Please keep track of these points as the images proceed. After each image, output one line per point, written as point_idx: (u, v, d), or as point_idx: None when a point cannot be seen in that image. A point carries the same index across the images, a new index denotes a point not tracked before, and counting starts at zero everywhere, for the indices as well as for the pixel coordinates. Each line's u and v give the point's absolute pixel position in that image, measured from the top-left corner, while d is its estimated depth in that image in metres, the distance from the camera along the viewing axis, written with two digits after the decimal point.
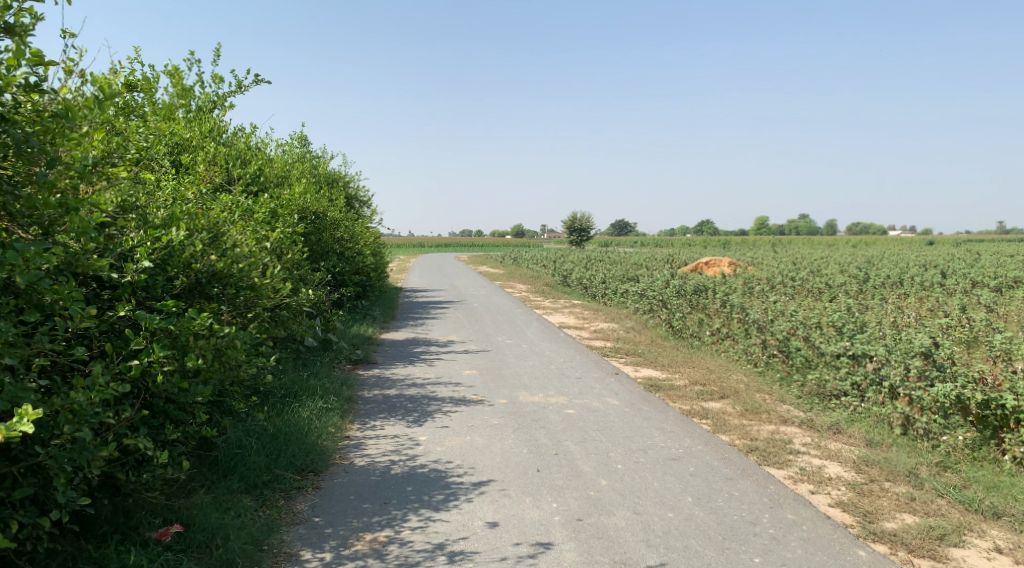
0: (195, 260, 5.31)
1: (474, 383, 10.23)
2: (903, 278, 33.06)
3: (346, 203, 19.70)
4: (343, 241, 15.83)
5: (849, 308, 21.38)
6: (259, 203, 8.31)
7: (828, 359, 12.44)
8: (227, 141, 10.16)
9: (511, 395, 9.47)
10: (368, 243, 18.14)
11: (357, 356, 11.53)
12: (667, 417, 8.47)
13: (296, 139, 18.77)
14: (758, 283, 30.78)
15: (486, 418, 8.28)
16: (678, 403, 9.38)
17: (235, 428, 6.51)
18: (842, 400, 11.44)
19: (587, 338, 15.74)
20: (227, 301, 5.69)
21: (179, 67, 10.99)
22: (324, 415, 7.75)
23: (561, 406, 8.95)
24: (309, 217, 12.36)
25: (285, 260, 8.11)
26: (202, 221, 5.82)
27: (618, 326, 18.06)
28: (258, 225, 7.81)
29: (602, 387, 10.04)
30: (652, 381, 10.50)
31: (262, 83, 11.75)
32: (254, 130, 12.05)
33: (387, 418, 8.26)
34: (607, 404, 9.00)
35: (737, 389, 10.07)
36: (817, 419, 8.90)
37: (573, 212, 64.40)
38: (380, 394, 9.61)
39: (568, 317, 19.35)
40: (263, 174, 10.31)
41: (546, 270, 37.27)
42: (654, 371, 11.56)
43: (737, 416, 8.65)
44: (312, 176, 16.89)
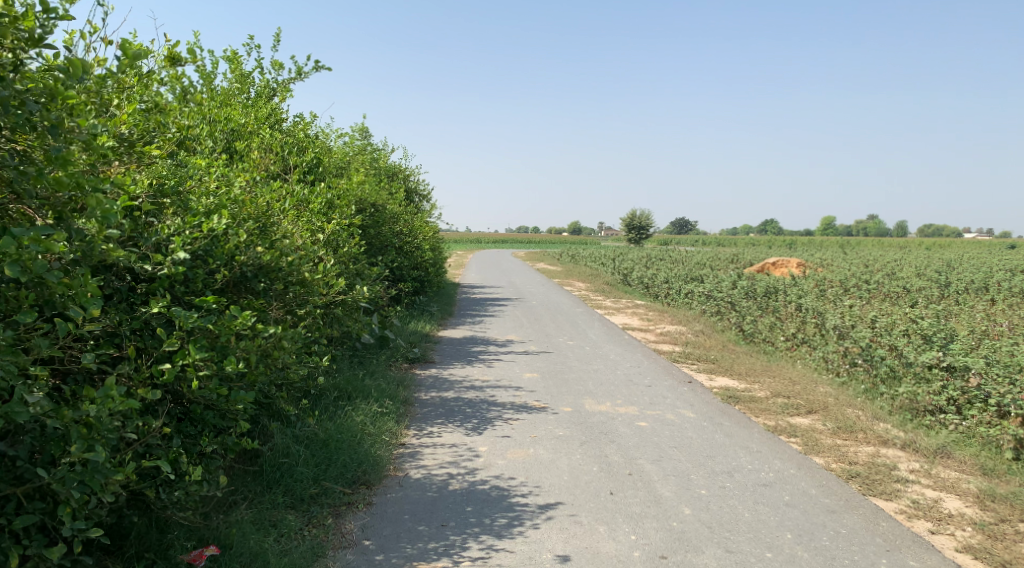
0: (240, 251, 4.80)
1: (537, 388, 9.59)
2: (987, 283, 31.21)
3: (406, 196, 19.27)
4: (402, 234, 15.37)
5: (934, 315, 20.05)
6: (315, 193, 7.81)
7: (921, 372, 11.43)
8: (284, 128, 9.73)
9: (577, 402, 8.81)
10: (427, 238, 17.66)
11: (414, 355, 11.01)
12: (750, 434, 7.69)
13: (356, 130, 18.43)
14: (830, 285, 29.35)
15: (551, 429, 7.63)
16: (761, 417, 8.58)
17: (283, 434, 6.01)
18: (939, 418, 10.46)
19: (654, 341, 14.95)
20: (277, 297, 5.18)
21: (238, 53, 10.63)
22: (378, 420, 7.21)
23: (632, 417, 8.24)
24: (368, 210, 11.89)
25: (342, 253, 7.58)
26: (250, 209, 5.32)
27: (685, 328, 17.22)
28: (314, 216, 7.33)
29: (675, 397, 9.29)
30: (730, 392, 9.70)
31: (323, 69, 11.32)
32: (314, 119, 11.66)
33: (444, 425, 7.68)
34: (683, 417, 8.26)
35: (825, 404, 9.22)
36: (920, 439, 8.02)
37: (632, 211, 63.31)
38: (437, 396, 9.05)
39: (632, 318, 18.55)
40: (321, 164, 9.85)
41: (606, 268, 36.40)
42: (730, 380, 10.75)
43: (829, 436, 7.81)
44: (372, 168, 16.48)
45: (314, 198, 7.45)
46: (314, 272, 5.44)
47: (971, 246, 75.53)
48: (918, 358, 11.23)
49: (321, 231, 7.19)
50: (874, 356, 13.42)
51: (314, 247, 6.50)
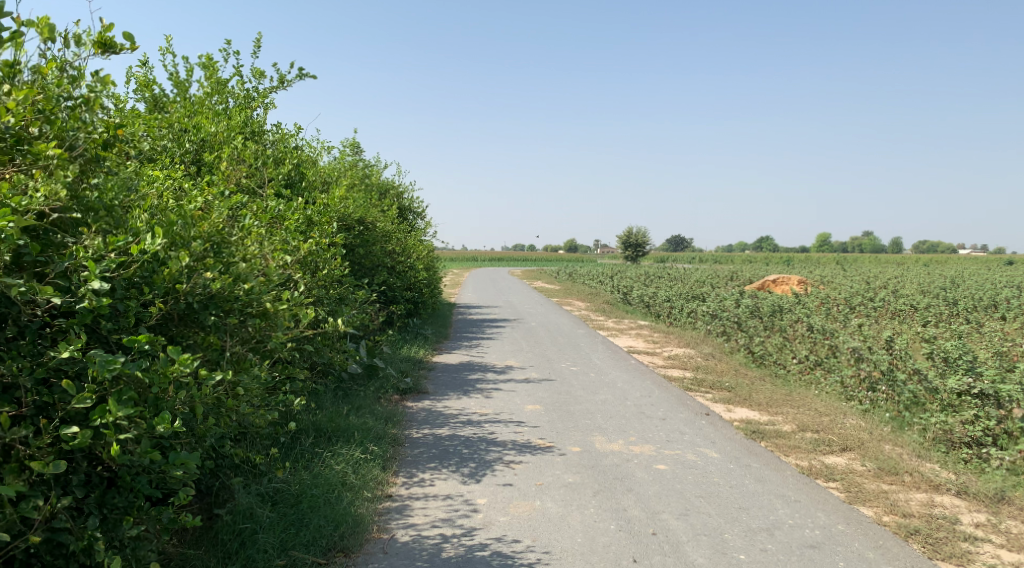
0: (183, 278, 3.92)
1: (540, 423, 8.67)
2: (995, 301, 30.42)
3: (398, 214, 18.43)
4: (393, 253, 14.51)
5: (950, 336, 19.21)
6: (292, 207, 6.94)
7: (952, 400, 10.57)
8: (262, 139, 8.90)
9: (586, 440, 7.90)
10: (420, 257, 16.80)
11: (405, 385, 10.09)
12: (785, 480, 6.80)
13: (346, 145, 17.61)
14: (835, 305, 28.53)
15: (559, 474, 6.73)
16: (792, 457, 7.69)
17: (246, 492, 5.11)
18: (979, 452, 9.57)
19: (662, 365, 14.07)
20: (231, 333, 4.27)
21: (215, 59, 9.82)
22: (361, 468, 6.30)
23: (649, 459, 7.33)
24: (355, 228, 11.05)
25: (314, 280, 6.67)
26: (202, 227, 4.45)
27: (692, 351, 16.35)
28: (288, 234, 6.47)
29: (693, 433, 8.39)
30: (753, 427, 8.81)
31: (307, 77, 10.51)
32: (298, 130, 10.85)
33: (437, 471, 6.77)
34: (706, 459, 7.35)
35: (860, 440, 8.33)
36: (973, 481, 7.15)
37: (628, 229, 62.59)
38: (430, 434, 8.13)
39: (636, 340, 17.67)
40: (303, 179, 9.02)
41: (604, 287, 35.55)
42: (750, 411, 9.86)
43: (873, 480, 6.92)
44: (363, 185, 15.64)
45: (286, 215, 6.56)
46: (281, 301, 4.51)
47: (969, 263, 74.97)
48: (949, 384, 10.37)
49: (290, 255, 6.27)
50: (897, 381, 12.55)
51: (283, 271, 5.61)
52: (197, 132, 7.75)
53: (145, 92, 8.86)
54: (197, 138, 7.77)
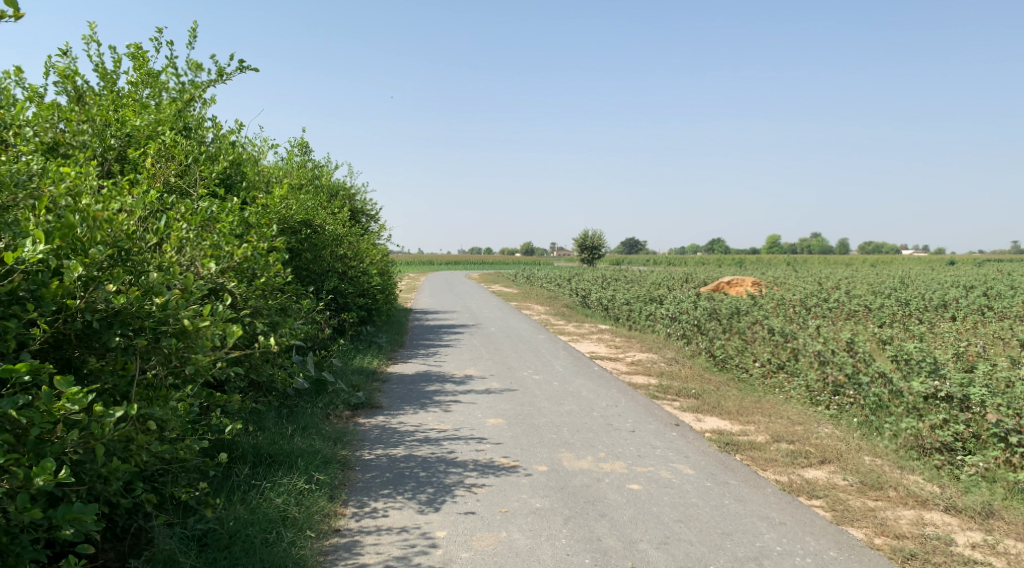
0: (77, 291, 3.42)
1: (503, 440, 8.10)
2: (945, 301, 30.84)
3: (350, 217, 17.71)
4: (344, 258, 13.82)
5: (908, 337, 19.18)
6: (226, 208, 6.29)
7: (920, 403, 10.31)
8: (197, 135, 8.20)
9: (552, 458, 7.37)
10: (374, 261, 16.11)
11: (357, 400, 9.44)
12: (767, 499, 6.35)
13: (295, 145, 16.86)
14: (791, 307, 28.59)
15: (525, 499, 6.20)
16: (769, 472, 7.27)
17: (168, 538, 4.47)
18: (952, 458, 9.30)
19: (625, 371, 13.62)
20: (142, 356, 3.70)
21: (144, 49, 9.06)
22: (304, 500, 5.65)
23: (620, 478, 6.82)
24: (301, 232, 10.39)
25: (245, 291, 6.03)
26: (110, 228, 3.83)
27: (654, 356, 15.94)
28: (219, 238, 5.82)
29: (665, 447, 7.91)
30: (727, 439, 8.37)
31: (248, 69, 9.81)
32: (238, 128, 10.16)
33: (390, 498, 6.17)
34: (681, 477, 6.88)
35: (837, 450, 7.95)
36: (958, 493, 6.81)
37: (584, 232, 62.55)
38: (384, 455, 7.51)
39: (598, 345, 17.22)
40: (242, 177, 8.36)
41: (562, 290, 35.18)
42: (721, 421, 9.44)
43: (858, 497, 6.51)
44: (312, 187, 14.90)
45: (220, 217, 5.92)
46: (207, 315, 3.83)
47: (914, 263, 76.74)
48: (917, 388, 10.12)
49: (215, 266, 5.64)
50: (862, 384, 12.29)
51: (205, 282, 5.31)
52: (121, 126, 7.07)
53: (67, 84, 8.12)
54: (121, 132, 7.09)
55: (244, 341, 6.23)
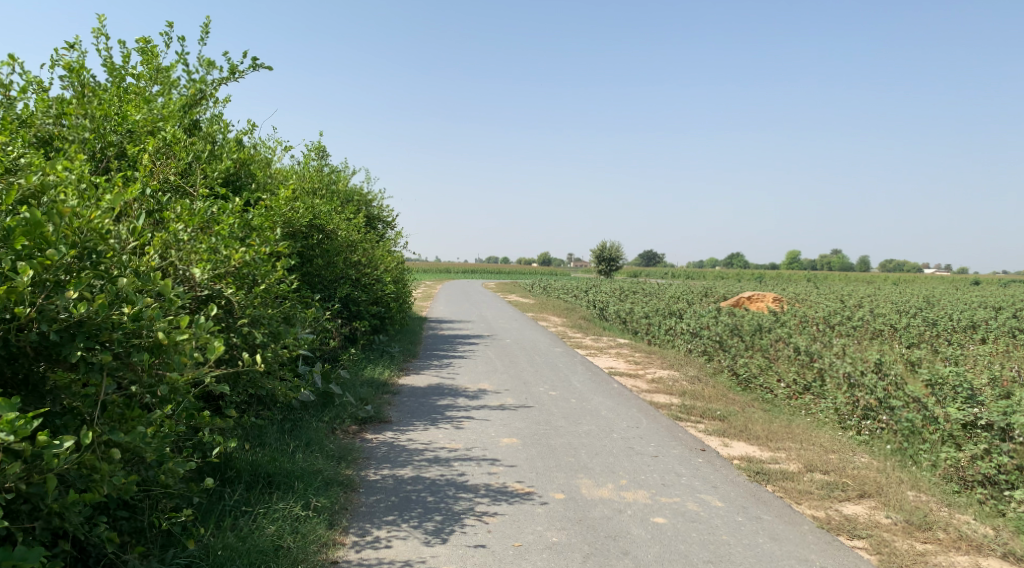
0: (33, 297, 3.41)
1: (518, 462, 7.61)
2: (973, 322, 30.02)
3: (365, 223, 17.32)
4: (358, 265, 13.42)
5: (939, 359, 18.49)
6: (227, 209, 5.89)
7: (959, 432, 9.70)
8: (205, 133, 7.84)
9: (570, 485, 6.88)
10: (389, 269, 15.68)
11: (364, 414, 8.99)
12: (805, 539, 5.83)
13: (311, 149, 16.54)
14: (814, 324, 27.90)
15: (538, 531, 5.74)
16: (805, 506, 6.72)
17: None
18: (996, 493, 8.69)
19: (645, 389, 13.07)
20: (111, 372, 3.70)
21: (154, 44, 8.70)
22: (300, 527, 5.20)
23: (644, 510, 6.31)
24: (310, 237, 9.99)
25: (243, 297, 5.63)
26: (94, 226, 3.65)
27: (675, 373, 15.38)
28: (215, 241, 5.45)
29: (691, 475, 7.39)
30: (758, 468, 7.82)
31: (263, 67, 9.43)
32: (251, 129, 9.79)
33: (394, 526, 5.71)
34: (709, 511, 6.37)
35: (876, 482, 7.39)
36: (1012, 535, 6.24)
37: (602, 244, 62.01)
38: (390, 476, 7.05)
39: (617, 360, 16.67)
40: (249, 180, 8.00)
41: (580, 302, 34.63)
42: (749, 446, 8.89)
43: (905, 538, 5.96)
44: (327, 192, 14.51)
45: (222, 218, 5.54)
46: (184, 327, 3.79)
47: (937, 283, 75.48)
48: (955, 415, 9.52)
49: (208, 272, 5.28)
50: (894, 407, 11.59)
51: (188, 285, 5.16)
52: (122, 121, 6.72)
53: (70, 78, 7.78)
54: (122, 128, 6.74)
55: (228, 349, 5.72)
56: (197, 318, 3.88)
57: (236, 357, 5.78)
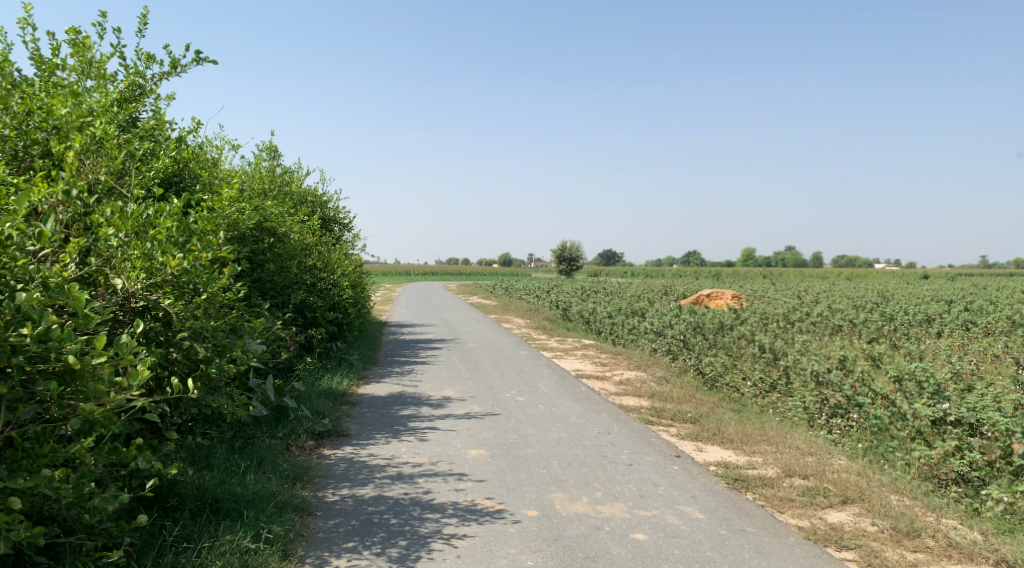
0: None
1: (486, 476, 7.21)
2: (928, 316, 30.41)
3: (321, 226, 16.72)
4: (313, 270, 12.88)
5: (900, 355, 18.53)
6: (165, 211, 5.37)
7: (930, 429, 9.57)
8: (145, 132, 7.22)
9: (542, 500, 6.50)
10: (347, 273, 15.12)
11: (321, 428, 8.49)
12: (792, 553, 5.54)
13: (263, 149, 15.91)
14: (775, 321, 27.95)
15: (509, 554, 5.37)
16: (788, 515, 6.44)
17: None
18: (971, 491, 8.54)
19: (613, 392, 12.76)
20: (20, 403, 3.59)
21: (87, 36, 8.05)
22: (249, 561, 4.82)
23: (622, 525, 5.96)
24: (260, 243, 9.44)
25: (183, 309, 5.13)
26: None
27: (642, 374, 15.11)
28: (148, 246, 4.98)
29: (668, 485, 7.07)
30: (736, 475, 7.52)
31: (207, 62, 8.82)
32: (196, 130, 9.18)
33: (354, 554, 5.27)
34: (688, 524, 6.05)
35: (857, 485, 7.14)
36: (999, 538, 6.03)
37: (562, 244, 61.90)
38: (350, 496, 6.59)
39: (582, 361, 16.36)
40: (188, 179, 7.50)
41: (542, 303, 34.30)
42: (723, 451, 8.60)
43: (894, 548, 5.70)
44: (279, 193, 13.89)
45: (160, 221, 5.06)
46: (100, 351, 3.61)
47: (888, 278, 77.07)
48: (926, 413, 9.38)
49: (143, 282, 4.87)
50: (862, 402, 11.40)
51: (119, 293, 4.80)
52: (46, 115, 6.11)
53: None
54: (47, 124, 6.14)
55: (164, 361, 5.21)
56: (116, 341, 3.64)
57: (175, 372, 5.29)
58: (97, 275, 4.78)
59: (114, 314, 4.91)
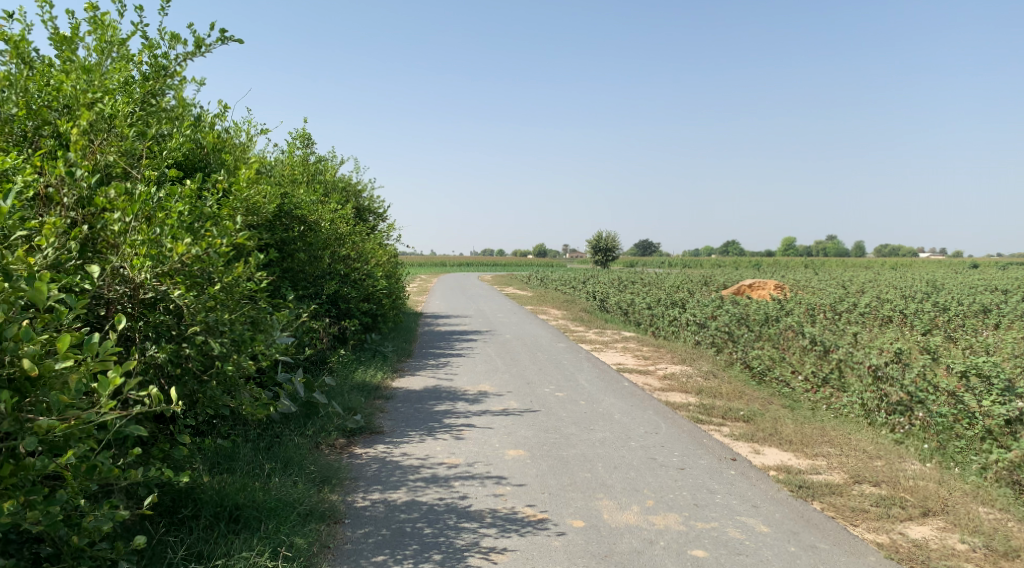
0: None
1: (528, 480, 6.69)
2: (984, 308, 29.10)
3: (355, 215, 16.31)
4: (346, 259, 12.47)
5: (960, 349, 17.57)
6: (176, 193, 4.94)
7: None
8: (170, 112, 6.78)
9: (588, 509, 5.96)
10: (381, 262, 14.68)
11: (353, 425, 8.05)
12: None
13: (295, 136, 15.54)
14: (822, 312, 26.97)
15: None
16: (865, 528, 5.80)
17: None
18: None
19: (657, 387, 12.14)
20: None
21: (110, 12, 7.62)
22: None
23: (678, 539, 5.39)
24: (289, 233, 9.02)
25: (195, 301, 4.66)
26: None
27: (687, 368, 14.45)
28: (155, 234, 4.58)
29: (726, 493, 6.48)
30: (800, 481, 6.88)
31: (235, 41, 8.38)
32: (224, 113, 8.77)
33: None
34: (752, 539, 5.46)
35: (938, 494, 6.46)
36: None
37: (598, 234, 61.14)
38: (381, 501, 6.11)
39: (623, 354, 15.76)
40: (211, 165, 7.09)
41: (579, 293, 33.68)
42: (782, 453, 7.96)
43: None
44: (312, 181, 13.47)
45: (170, 205, 4.69)
46: (63, 354, 3.47)
47: (935, 267, 74.78)
48: None
49: (150, 270, 4.50)
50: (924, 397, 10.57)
51: (125, 285, 4.47)
52: (57, 93, 5.70)
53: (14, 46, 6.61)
54: (58, 103, 5.72)
55: (175, 359, 4.75)
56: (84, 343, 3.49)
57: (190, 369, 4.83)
58: (104, 264, 4.45)
59: (123, 304, 4.56)
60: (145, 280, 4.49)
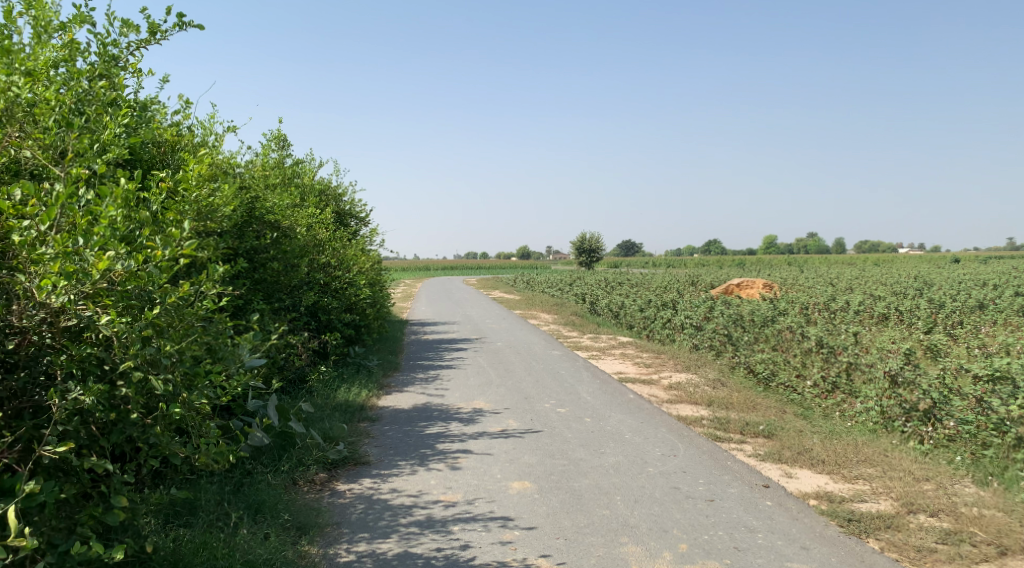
0: None
1: (538, 521, 5.80)
2: (979, 302, 28.50)
3: (335, 221, 15.37)
4: (326, 267, 11.54)
5: (968, 348, 16.85)
6: (109, 193, 3.98)
7: None
8: (117, 103, 5.85)
9: (611, 559, 5.09)
10: (364, 269, 13.75)
11: (335, 457, 7.12)
12: None
13: (270, 137, 14.59)
14: (817, 311, 26.29)
15: None
16: None
17: None
18: None
19: (664, 399, 11.28)
20: None
21: None
22: None
23: None
24: (260, 242, 8.08)
25: (127, 328, 3.69)
26: None
27: (691, 375, 13.60)
28: (74, 244, 3.62)
29: (768, 531, 5.63)
30: (848, 511, 6.05)
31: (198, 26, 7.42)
32: (187, 109, 7.82)
33: None
34: None
35: (1010, 526, 5.65)
36: None
37: (582, 237, 60.50)
38: (369, 555, 5.19)
39: (623, 362, 14.91)
40: (169, 166, 6.32)
41: (567, 296, 32.84)
42: (818, 477, 7.12)
43: None
44: (288, 184, 12.53)
45: (101, 210, 3.75)
46: None
47: (919, 262, 74.66)
48: None
49: (72, 292, 3.56)
50: (945, 402, 9.66)
51: (37, 310, 3.54)
52: None
53: None
54: None
55: (107, 402, 3.81)
56: None
57: (129, 412, 3.89)
58: (12, 283, 3.55)
59: (42, 333, 3.65)
60: (66, 304, 3.56)
